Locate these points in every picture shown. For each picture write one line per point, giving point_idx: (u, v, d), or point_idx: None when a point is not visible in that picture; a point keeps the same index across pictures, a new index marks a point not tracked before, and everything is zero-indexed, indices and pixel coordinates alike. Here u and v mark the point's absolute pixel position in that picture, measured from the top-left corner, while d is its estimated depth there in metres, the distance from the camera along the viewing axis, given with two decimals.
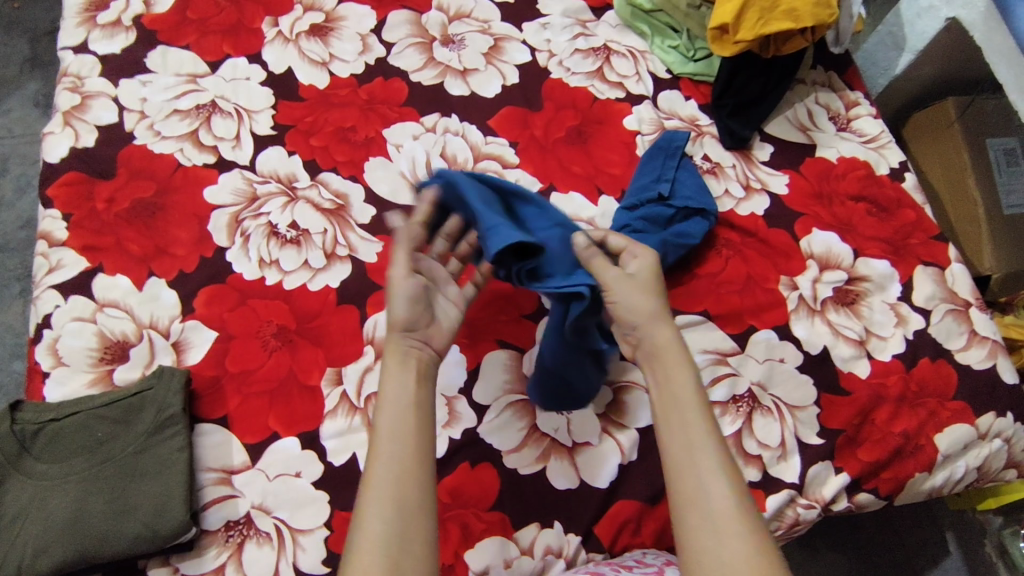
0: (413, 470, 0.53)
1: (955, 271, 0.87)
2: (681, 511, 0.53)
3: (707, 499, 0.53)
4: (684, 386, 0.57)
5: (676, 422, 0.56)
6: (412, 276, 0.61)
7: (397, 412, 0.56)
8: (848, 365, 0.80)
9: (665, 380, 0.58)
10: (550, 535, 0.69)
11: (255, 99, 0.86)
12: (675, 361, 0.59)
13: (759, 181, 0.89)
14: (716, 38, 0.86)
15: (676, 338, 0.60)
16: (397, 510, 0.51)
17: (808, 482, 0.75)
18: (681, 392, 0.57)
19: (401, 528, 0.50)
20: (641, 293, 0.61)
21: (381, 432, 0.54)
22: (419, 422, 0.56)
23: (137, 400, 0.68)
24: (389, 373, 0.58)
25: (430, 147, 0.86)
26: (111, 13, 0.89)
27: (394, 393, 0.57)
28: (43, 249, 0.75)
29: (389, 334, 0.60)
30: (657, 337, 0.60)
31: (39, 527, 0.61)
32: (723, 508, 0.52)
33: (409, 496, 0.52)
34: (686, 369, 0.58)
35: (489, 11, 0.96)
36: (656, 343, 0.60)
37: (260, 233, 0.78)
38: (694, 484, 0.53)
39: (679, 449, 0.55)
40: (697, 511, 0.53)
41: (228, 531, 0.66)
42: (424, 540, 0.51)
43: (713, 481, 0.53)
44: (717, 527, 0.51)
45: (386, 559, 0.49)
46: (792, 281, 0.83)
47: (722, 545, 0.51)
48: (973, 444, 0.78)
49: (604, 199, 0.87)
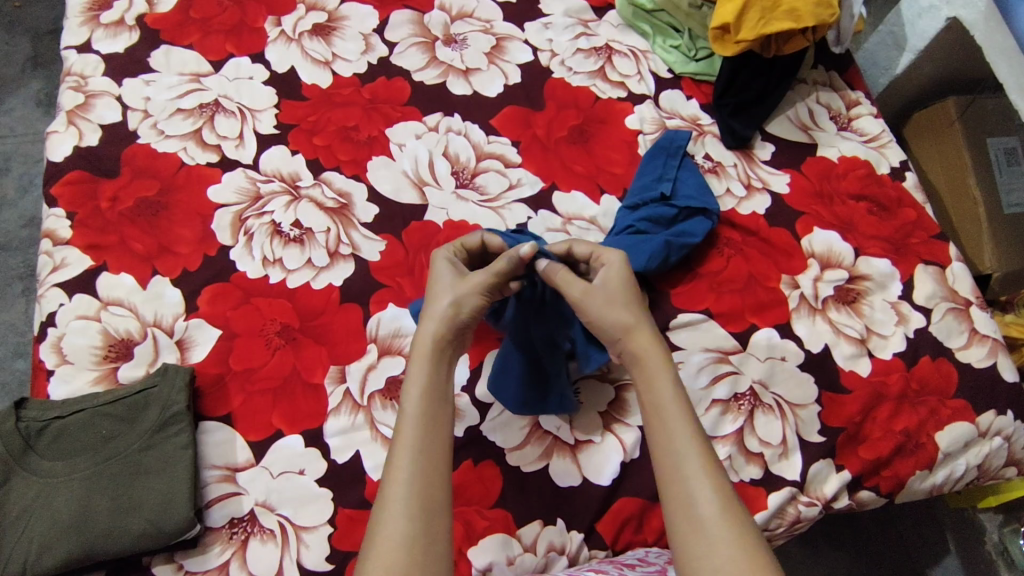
0: (436, 467, 0.52)
1: (956, 270, 0.87)
2: (673, 519, 0.52)
3: (696, 506, 0.52)
4: (666, 392, 0.56)
5: (659, 429, 0.55)
6: (480, 292, 0.61)
7: (419, 405, 0.54)
8: (849, 363, 0.80)
9: (647, 388, 0.57)
10: (553, 532, 0.69)
11: (258, 98, 0.86)
12: (654, 366, 0.57)
13: (760, 181, 0.90)
14: (718, 38, 0.87)
15: (658, 345, 0.59)
16: (422, 507, 0.50)
17: (809, 479, 0.75)
18: (662, 400, 0.56)
19: (423, 529, 0.49)
20: (620, 305, 0.60)
21: (405, 429, 0.53)
22: (440, 417, 0.55)
23: (141, 398, 0.68)
24: (417, 365, 0.57)
25: (433, 146, 0.87)
26: (114, 12, 0.89)
27: (421, 385, 0.55)
28: (46, 248, 0.75)
29: (427, 323, 0.58)
30: (637, 344, 0.58)
31: (45, 525, 0.62)
32: (712, 513, 0.51)
33: (428, 495, 0.51)
34: (665, 376, 0.57)
35: (491, 11, 0.97)
36: (635, 352, 0.58)
37: (263, 232, 0.79)
38: (682, 492, 0.52)
39: (665, 457, 0.54)
40: (687, 518, 0.52)
41: (232, 529, 0.66)
42: (443, 542, 0.50)
43: (699, 488, 0.52)
44: (708, 534, 0.51)
45: (409, 556, 0.48)
46: (793, 280, 0.83)
47: (714, 552, 0.50)
48: (973, 442, 0.79)
49: (606, 198, 0.87)
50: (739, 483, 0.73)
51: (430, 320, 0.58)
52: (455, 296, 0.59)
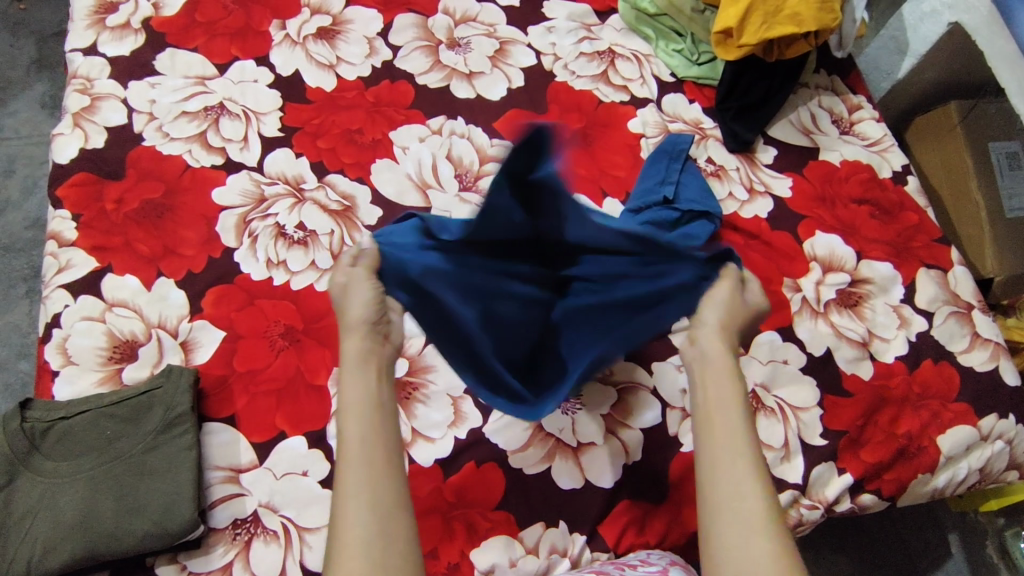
0: (382, 469, 0.50)
1: (958, 274, 0.87)
2: (715, 503, 0.51)
3: (743, 498, 0.50)
4: (729, 390, 0.56)
5: (716, 420, 0.55)
6: (370, 283, 0.58)
7: (361, 412, 0.53)
8: (851, 366, 0.80)
9: (713, 383, 0.57)
10: (555, 534, 0.69)
11: (263, 101, 0.87)
12: (721, 363, 0.58)
13: (762, 184, 0.90)
14: (719, 42, 0.88)
15: (728, 347, 0.59)
16: (373, 510, 0.48)
17: (810, 482, 0.75)
18: (726, 397, 0.56)
19: (379, 532, 0.47)
20: (716, 308, 0.61)
21: (348, 439, 0.51)
22: (380, 422, 0.53)
23: (145, 399, 0.68)
24: (349, 377, 0.55)
25: (436, 149, 0.87)
26: (119, 15, 0.89)
27: (355, 397, 0.54)
28: (52, 249, 0.76)
29: (348, 340, 0.57)
30: (715, 344, 0.59)
31: (49, 526, 0.62)
32: (759, 507, 0.50)
33: (383, 496, 0.49)
34: (729, 377, 0.57)
35: (494, 15, 0.97)
36: (708, 347, 0.59)
37: (267, 234, 0.79)
38: (730, 481, 0.51)
39: (718, 446, 0.53)
40: (732, 509, 0.50)
41: (235, 530, 0.67)
42: (406, 541, 0.48)
43: (747, 482, 0.51)
44: (749, 526, 0.49)
45: (368, 557, 0.46)
46: (795, 283, 0.84)
47: (753, 545, 0.48)
48: (975, 446, 0.79)
49: (608, 201, 0.87)
50: None
51: (349, 327, 0.57)
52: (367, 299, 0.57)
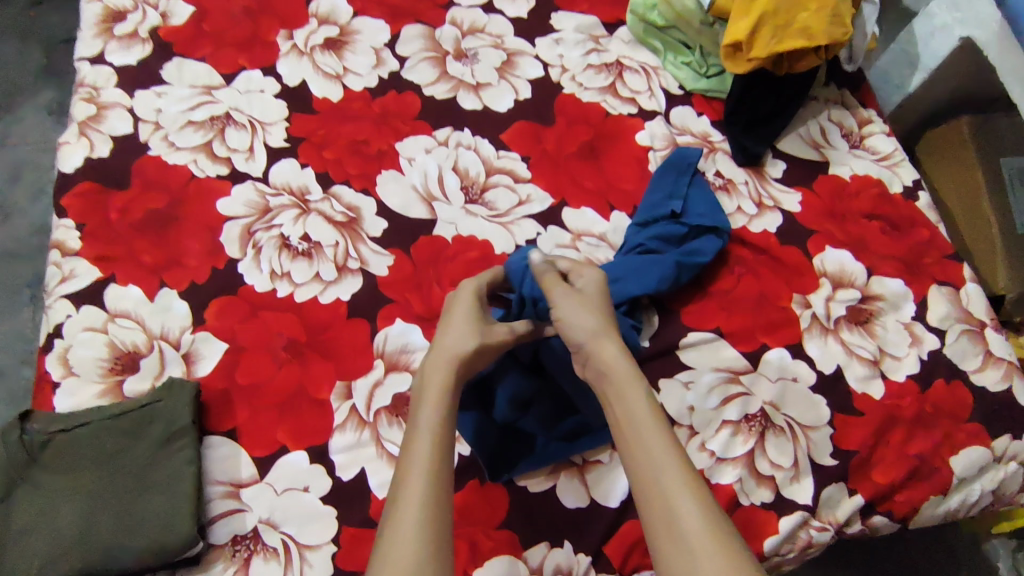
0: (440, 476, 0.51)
1: (969, 291, 0.86)
2: (654, 530, 0.49)
3: (676, 517, 0.48)
4: (637, 404, 0.54)
5: (633, 438, 0.53)
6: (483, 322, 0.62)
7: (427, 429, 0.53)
8: (862, 385, 0.79)
9: (619, 399, 0.55)
10: (559, 554, 0.68)
11: (269, 112, 0.86)
12: (622, 378, 0.56)
13: (772, 199, 0.89)
14: (729, 55, 0.87)
15: (621, 350, 0.58)
16: (427, 518, 0.48)
17: (820, 504, 0.74)
18: (636, 411, 0.54)
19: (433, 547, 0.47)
20: (584, 310, 0.61)
21: (414, 450, 0.52)
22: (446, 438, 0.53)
23: (147, 412, 0.68)
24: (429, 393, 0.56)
25: (442, 161, 0.86)
26: (127, 24, 0.89)
27: (429, 408, 0.55)
28: (56, 259, 0.75)
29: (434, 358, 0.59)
30: (603, 355, 0.58)
31: (47, 540, 0.61)
32: (694, 522, 0.48)
33: (441, 525, 0.48)
34: (634, 383, 0.55)
35: (501, 26, 0.97)
36: (601, 362, 0.58)
37: (271, 245, 0.78)
38: (661, 503, 0.49)
39: (640, 467, 0.51)
40: (667, 530, 0.48)
41: (235, 546, 0.66)
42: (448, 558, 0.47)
43: (678, 497, 0.49)
44: (687, 545, 0.47)
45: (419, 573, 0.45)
46: (805, 299, 0.83)
47: (695, 564, 0.46)
48: (988, 467, 0.77)
49: (616, 214, 0.86)
50: (749, 506, 0.72)
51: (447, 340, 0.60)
52: (471, 335, 0.60)
